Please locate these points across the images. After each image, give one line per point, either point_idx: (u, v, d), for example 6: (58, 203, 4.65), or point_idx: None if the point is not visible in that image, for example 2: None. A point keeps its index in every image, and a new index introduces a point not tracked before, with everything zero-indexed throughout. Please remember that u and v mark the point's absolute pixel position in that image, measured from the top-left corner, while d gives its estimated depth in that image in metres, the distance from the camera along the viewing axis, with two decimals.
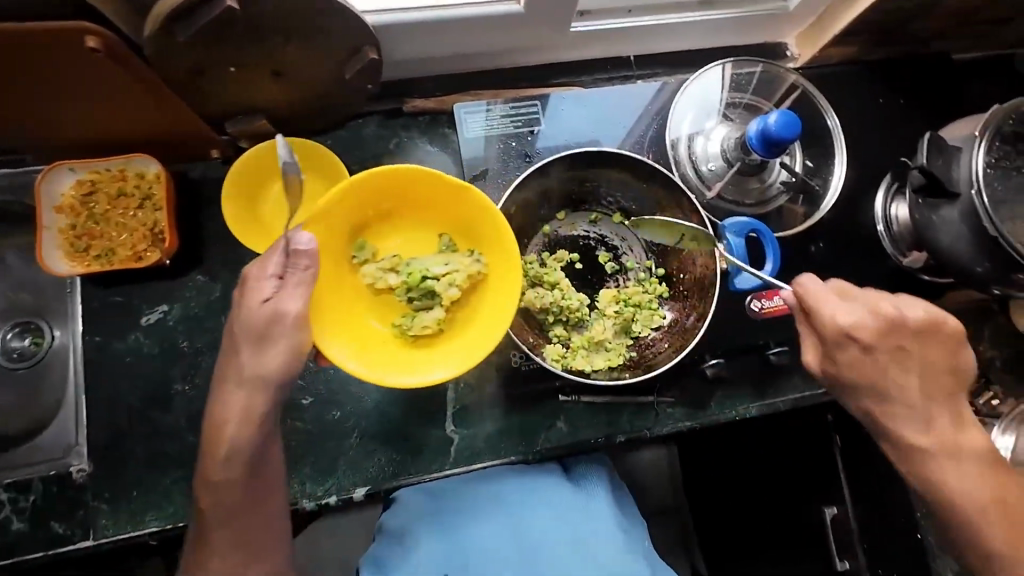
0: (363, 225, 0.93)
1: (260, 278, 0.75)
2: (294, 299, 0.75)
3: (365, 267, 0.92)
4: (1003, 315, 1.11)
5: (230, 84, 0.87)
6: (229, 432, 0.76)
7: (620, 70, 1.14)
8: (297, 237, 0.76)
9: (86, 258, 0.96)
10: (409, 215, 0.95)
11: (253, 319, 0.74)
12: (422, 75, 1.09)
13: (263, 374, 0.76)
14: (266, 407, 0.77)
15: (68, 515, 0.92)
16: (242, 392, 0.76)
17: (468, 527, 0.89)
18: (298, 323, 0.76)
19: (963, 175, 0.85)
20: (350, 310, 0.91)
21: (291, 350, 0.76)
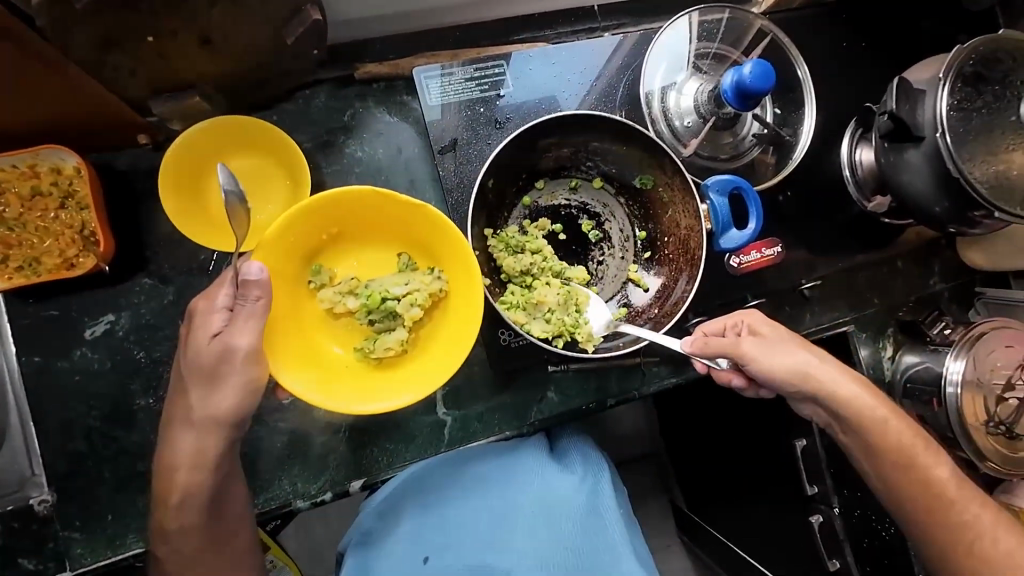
0: (317, 247, 0.88)
1: (209, 312, 0.71)
2: (243, 335, 0.71)
3: (322, 292, 0.88)
4: (952, 248, 1.18)
5: (150, 57, 0.75)
6: (179, 476, 0.74)
7: (585, 22, 1.07)
8: (245, 267, 0.71)
9: (6, 271, 0.84)
10: (365, 234, 0.91)
11: (201, 357, 0.71)
12: (371, 36, 0.98)
13: (214, 416, 0.73)
14: (220, 448, 0.75)
15: (37, 550, 0.85)
16: (194, 434, 0.74)
17: (449, 506, 0.95)
18: (249, 360, 0.72)
19: (927, 118, 0.87)
20: (309, 338, 0.87)
21: (242, 388, 0.73)
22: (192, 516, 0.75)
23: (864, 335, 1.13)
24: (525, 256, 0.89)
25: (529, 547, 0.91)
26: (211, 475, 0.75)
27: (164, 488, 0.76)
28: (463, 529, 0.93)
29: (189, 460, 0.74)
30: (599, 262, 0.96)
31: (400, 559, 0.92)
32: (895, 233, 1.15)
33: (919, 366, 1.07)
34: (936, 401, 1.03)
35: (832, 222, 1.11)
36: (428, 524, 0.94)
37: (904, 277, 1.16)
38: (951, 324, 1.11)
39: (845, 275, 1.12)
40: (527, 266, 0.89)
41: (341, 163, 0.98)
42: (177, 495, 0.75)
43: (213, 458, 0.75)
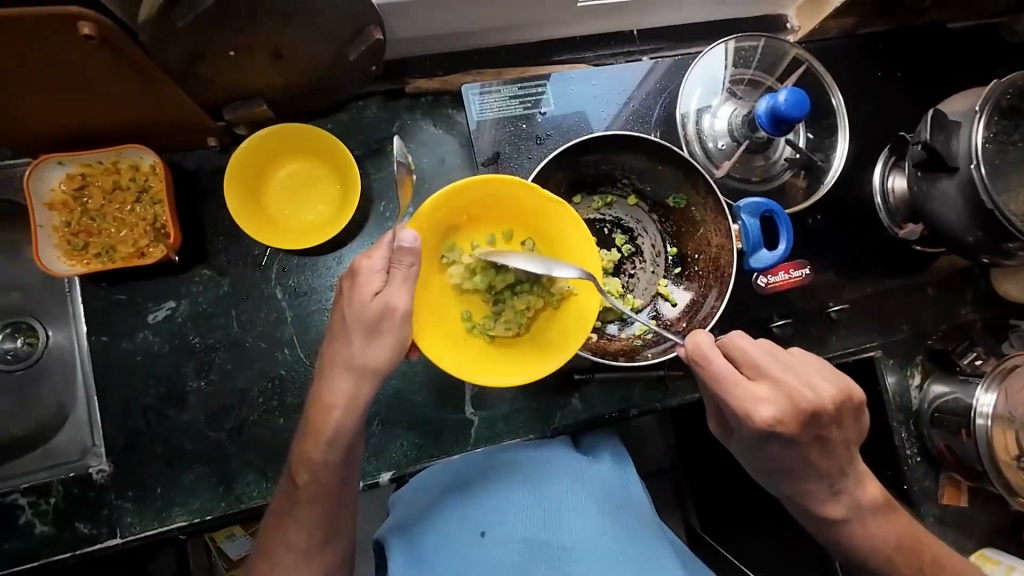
0: (453, 225, 0.90)
1: (371, 271, 0.75)
2: (402, 296, 0.75)
3: (452, 268, 0.90)
4: (986, 279, 1.17)
5: (227, 69, 0.82)
6: (334, 416, 0.76)
7: (624, 46, 1.12)
8: (401, 234, 0.74)
9: (85, 257, 0.92)
10: (496, 219, 0.93)
11: (364, 311, 0.74)
12: (422, 54, 1.05)
13: (367, 365, 0.76)
14: (370, 395, 0.78)
15: (93, 515, 0.91)
16: (351, 380, 0.76)
17: (485, 499, 0.89)
18: (405, 320, 0.75)
19: (962, 149, 0.88)
20: (435, 309, 0.89)
21: (397, 342, 0.76)
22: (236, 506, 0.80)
23: (892, 362, 1.13)
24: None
25: (586, 520, 0.86)
26: None
27: None
28: (513, 505, 0.88)
29: (346, 401, 0.76)
30: (630, 275, 0.99)
31: (450, 536, 0.86)
32: (926, 261, 1.15)
33: (948, 396, 1.07)
34: (966, 432, 1.02)
35: (861, 247, 1.12)
36: (476, 499, 0.89)
37: (934, 305, 1.15)
38: (981, 355, 1.09)
39: (874, 301, 1.13)
40: None
41: (388, 170, 1.04)
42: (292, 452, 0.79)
43: (365, 402, 0.77)
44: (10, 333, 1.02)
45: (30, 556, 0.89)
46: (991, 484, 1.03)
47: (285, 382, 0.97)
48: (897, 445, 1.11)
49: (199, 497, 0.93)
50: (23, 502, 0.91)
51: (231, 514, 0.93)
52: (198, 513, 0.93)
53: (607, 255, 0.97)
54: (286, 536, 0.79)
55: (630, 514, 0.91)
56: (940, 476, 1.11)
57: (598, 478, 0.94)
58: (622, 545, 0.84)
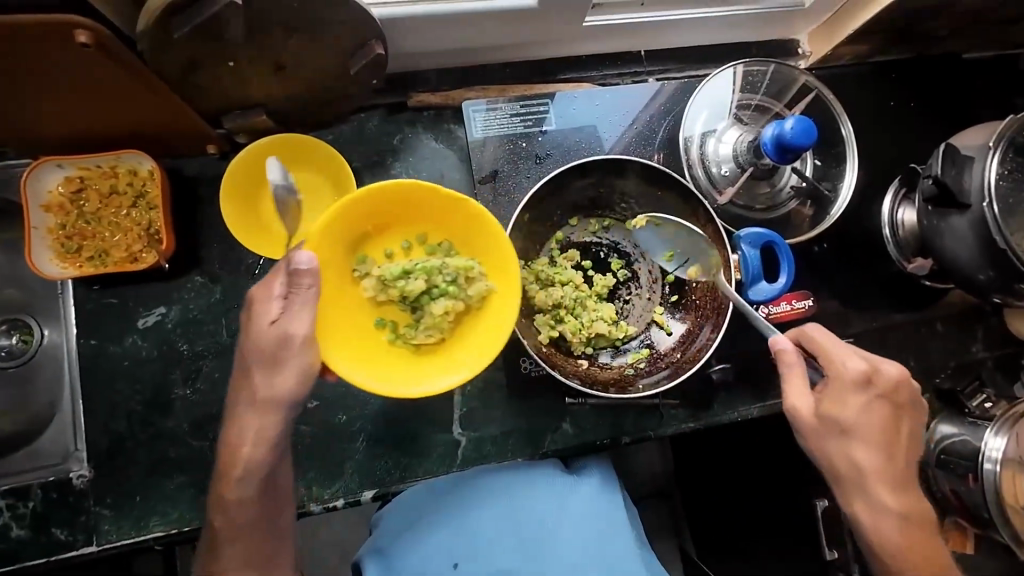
0: (361, 237, 0.90)
1: (269, 299, 0.74)
2: (302, 321, 0.73)
3: (366, 280, 0.89)
4: (998, 316, 1.13)
5: (227, 79, 0.82)
6: (243, 453, 0.76)
7: (630, 66, 1.10)
8: (296, 257, 0.72)
9: (78, 260, 0.92)
10: (408, 224, 0.92)
11: (263, 342, 0.73)
12: (426, 67, 1.04)
13: (275, 396, 0.75)
14: (280, 427, 0.77)
15: (71, 521, 0.90)
16: (257, 413, 0.75)
17: (469, 518, 0.92)
18: (306, 345, 0.74)
19: (975, 185, 0.85)
20: (352, 325, 0.88)
21: (302, 370, 0.75)
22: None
23: None
24: (556, 289, 0.91)
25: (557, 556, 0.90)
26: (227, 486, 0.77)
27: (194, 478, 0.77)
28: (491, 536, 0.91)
29: (253, 438, 0.76)
30: (624, 301, 0.97)
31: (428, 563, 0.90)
32: (936, 296, 1.12)
33: (955, 438, 1.03)
34: (973, 477, 0.98)
35: (868, 278, 1.09)
36: (456, 527, 0.92)
37: (942, 341, 1.12)
38: (992, 397, 1.06)
39: (880, 334, 1.09)
40: (560, 298, 0.91)
41: (386, 183, 1.03)
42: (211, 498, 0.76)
43: (275, 436, 0.76)
44: (6, 331, 1.02)
45: (6, 560, 0.88)
46: (998, 533, 0.99)
47: None
48: None
49: (178, 507, 0.91)
50: (2, 505, 0.90)
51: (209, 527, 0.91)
52: (175, 524, 0.91)
53: (602, 279, 0.95)
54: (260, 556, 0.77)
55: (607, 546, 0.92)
56: (945, 520, 1.06)
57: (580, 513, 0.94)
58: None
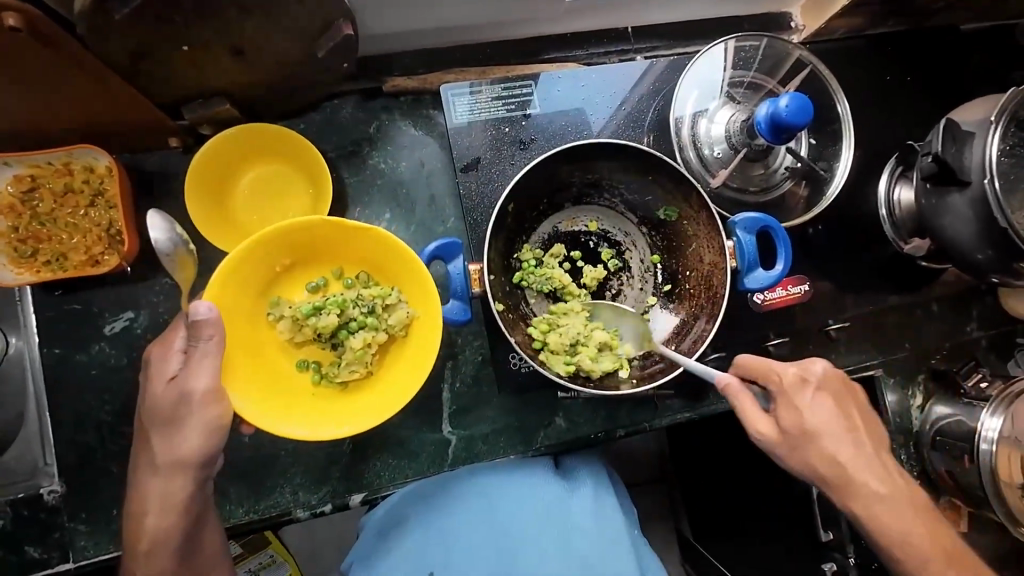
0: (271, 279, 0.87)
1: (166, 355, 0.71)
2: (200, 375, 0.70)
3: (281, 323, 0.86)
4: (992, 296, 1.12)
5: (181, 66, 0.76)
6: (149, 522, 0.72)
7: (617, 44, 1.05)
8: (195, 306, 0.69)
9: (33, 264, 0.86)
10: (321, 259, 0.89)
11: (159, 403, 0.70)
12: (401, 50, 0.98)
13: (179, 459, 0.71)
14: (187, 490, 0.72)
15: (44, 538, 0.86)
16: (159, 479, 0.71)
17: (452, 519, 0.89)
18: (207, 401, 0.70)
19: (975, 162, 0.82)
20: (273, 371, 0.86)
21: (205, 428, 0.70)
22: (166, 559, 0.73)
23: (892, 380, 1.07)
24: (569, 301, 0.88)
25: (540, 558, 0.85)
26: (185, 514, 0.73)
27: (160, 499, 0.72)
28: (469, 543, 0.86)
29: (161, 503, 0.72)
30: (616, 292, 0.94)
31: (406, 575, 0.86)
32: (932, 276, 1.09)
33: (950, 418, 1.02)
34: (968, 458, 0.97)
35: (864, 260, 1.07)
36: (434, 534, 0.88)
37: (938, 323, 1.10)
38: (987, 376, 1.04)
39: (876, 316, 1.07)
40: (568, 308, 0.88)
41: (364, 174, 0.98)
42: (147, 543, 0.73)
43: (182, 501, 0.72)
44: None
45: None
46: (992, 512, 0.98)
47: None
48: None
49: None
50: None
51: None
52: None
53: (593, 270, 0.91)
54: None
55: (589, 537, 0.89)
56: (940, 500, 1.06)
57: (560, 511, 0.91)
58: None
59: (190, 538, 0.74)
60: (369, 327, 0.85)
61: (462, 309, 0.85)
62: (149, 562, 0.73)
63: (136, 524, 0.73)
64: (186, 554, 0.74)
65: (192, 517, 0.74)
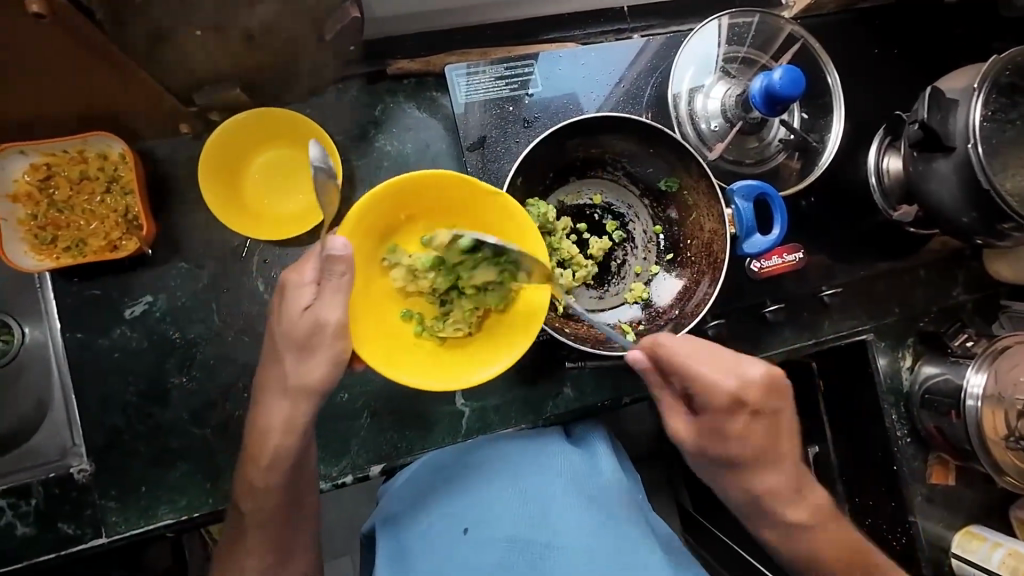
0: (393, 228, 0.86)
1: (300, 285, 0.74)
2: (334, 308, 0.73)
3: (395, 271, 0.86)
4: (978, 260, 1.17)
5: (194, 50, 0.77)
6: (271, 441, 0.77)
7: (614, 23, 1.08)
8: (331, 242, 0.71)
9: (54, 251, 0.88)
10: (437, 215, 0.87)
11: (295, 328, 0.73)
12: (404, 33, 1.00)
13: (305, 385, 0.76)
14: (308, 415, 0.78)
15: (76, 515, 0.89)
16: (287, 401, 0.77)
17: (475, 485, 0.88)
18: (337, 334, 0.74)
19: (960, 128, 0.86)
20: (381, 318, 0.85)
21: (332, 359, 0.75)
22: (269, 480, 0.78)
23: (883, 344, 1.12)
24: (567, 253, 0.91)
25: (565, 516, 0.83)
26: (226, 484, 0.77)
27: (253, 448, 0.79)
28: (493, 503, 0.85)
29: (282, 425, 0.77)
30: (621, 262, 0.97)
31: (437, 537, 0.84)
32: (919, 243, 1.14)
33: (938, 377, 1.07)
34: (955, 413, 1.02)
35: (853, 230, 1.11)
36: (458, 497, 0.87)
37: (925, 287, 1.15)
38: (973, 336, 1.10)
39: (867, 282, 1.12)
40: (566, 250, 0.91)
41: (371, 157, 1.00)
42: (267, 459, 0.78)
43: (302, 424, 0.78)
44: None
45: (12, 558, 0.88)
46: (979, 464, 1.04)
47: None
48: (887, 427, 1.11)
49: (185, 494, 0.91)
50: (3, 504, 0.89)
51: (218, 511, 0.91)
52: (184, 510, 0.91)
53: (599, 242, 0.94)
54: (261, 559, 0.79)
55: (608, 502, 0.87)
56: (929, 455, 1.12)
57: (575, 472, 0.89)
58: (599, 542, 0.80)
59: (299, 459, 0.80)
60: (481, 290, 0.84)
61: None
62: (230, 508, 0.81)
63: (259, 442, 0.79)
64: (290, 475, 0.80)
65: (305, 443, 0.80)
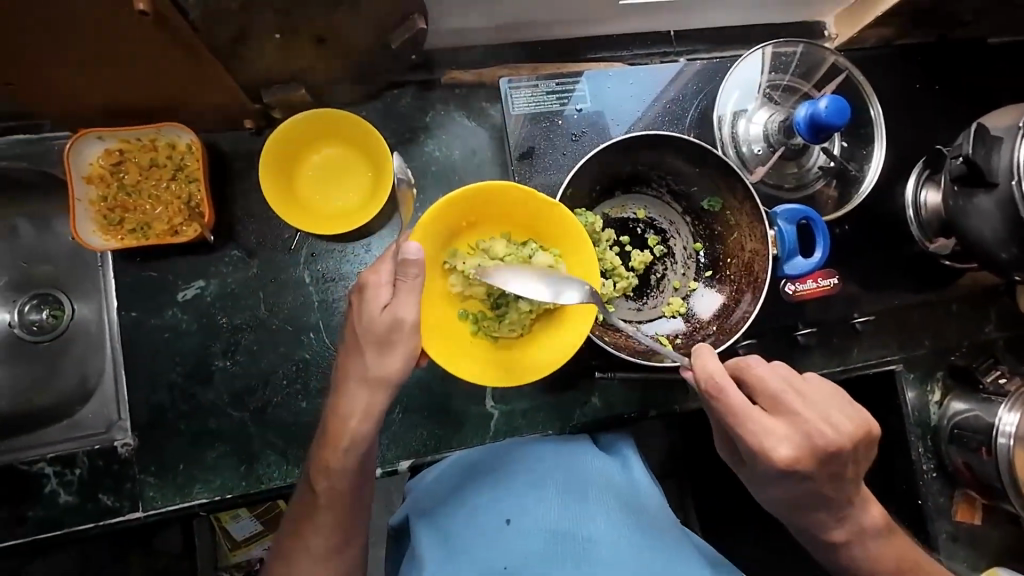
0: (452, 233, 0.89)
1: (377, 285, 0.76)
2: (411, 305, 0.74)
3: (454, 274, 0.88)
4: (1011, 298, 1.16)
5: (270, 52, 0.82)
6: (350, 427, 0.77)
7: (660, 46, 1.11)
8: (406, 246, 0.73)
9: (120, 232, 0.93)
10: (498, 222, 0.91)
11: (375, 324, 0.75)
12: (459, 45, 1.05)
13: (384, 377, 0.76)
14: (386, 406, 0.78)
15: (116, 488, 0.92)
16: (365, 393, 0.77)
17: (512, 483, 0.88)
18: (415, 329, 0.75)
19: (1003, 165, 0.87)
20: (439, 317, 0.87)
21: (411, 353, 0.76)
22: (346, 462, 0.78)
23: (912, 376, 1.12)
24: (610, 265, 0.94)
25: (603, 513, 0.84)
26: None
27: (333, 432, 0.78)
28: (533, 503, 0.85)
29: (362, 412, 0.77)
30: (660, 276, 0.99)
31: (475, 521, 0.84)
32: (953, 276, 1.14)
33: (968, 413, 1.06)
34: (986, 450, 1.01)
35: (886, 260, 1.12)
36: (494, 495, 0.87)
37: (957, 321, 1.15)
38: (1006, 373, 1.09)
39: (899, 313, 1.12)
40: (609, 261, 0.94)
41: (420, 160, 1.04)
42: (346, 442, 0.77)
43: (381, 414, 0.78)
44: (36, 305, 1.05)
45: (53, 525, 0.91)
46: (1009, 504, 1.02)
47: (309, 366, 0.98)
48: (914, 460, 1.10)
49: (220, 474, 0.94)
50: (48, 472, 0.92)
51: (251, 494, 0.94)
52: (218, 491, 0.94)
53: (641, 255, 0.97)
54: (295, 544, 0.80)
55: (644, 509, 0.87)
56: (956, 492, 1.10)
57: (611, 475, 0.91)
58: (637, 544, 0.81)
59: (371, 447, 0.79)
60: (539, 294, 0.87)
61: None
62: None
63: (338, 427, 0.77)
64: (363, 459, 0.79)
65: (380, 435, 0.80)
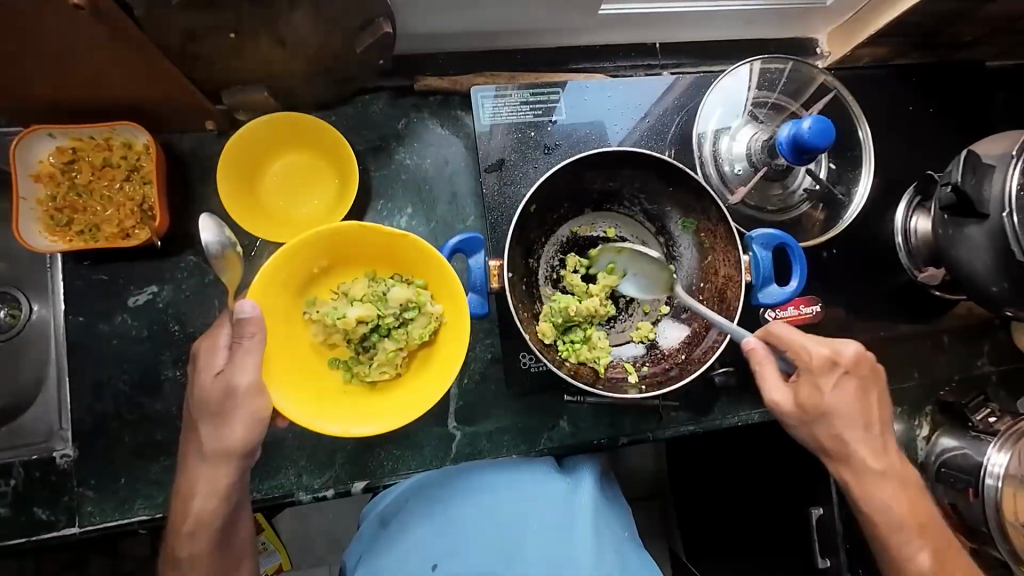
0: (308, 281, 0.88)
1: (212, 350, 0.74)
2: (245, 371, 0.73)
3: (315, 322, 0.87)
4: (1004, 331, 1.12)
5: (227, 52, 0.79)
6: (194, 504, 0.76)
7: (645, 59, 1.08)
8: (240, 305, 0.72)
9: (68, 233, 0.89)
10: (355, 263, 0.90)
11: (208, 394, 0.73)
12: (435, 51, 1.01)
13: (225, 448, 0.74)
14: (233, 476, 0.76)
15: (53, 502, 0.88)
16: (207, 465, 0.75)
17: (454, 512, 0.89)
18: (252, 394, 0.74)
19: (995, 194, 0.82)
20: (308, 370, 0.86)
21: (251, 420, 0.74)
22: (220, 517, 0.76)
23: (899, 409, 1.07)
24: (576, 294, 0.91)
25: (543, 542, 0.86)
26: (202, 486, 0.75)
27: (177, 516, 0.77)
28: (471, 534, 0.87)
29: (208, 484, 0.75)
30: (629, 298, 0.95)
31: (406, 562, 0.86)
32: (945, 307, 1.09)
33: (955, 451, 1.01)
34: (973, 491, 0.96)
35: (876, 288, 1.07)
36: (437, 525, 0.88)
37: (948, 354, 1.10)
38: (997, 411, 1.03)
39: (887, 343, 1.08)
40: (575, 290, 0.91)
41: (390, 168, 1.01)
42: (190, 523, 0.76)
43: (226, 486, 0.76)
44: None
45: None
46: (995, 549, 0.96)
47: None
48: None
49: (163, 491, 0.89)
50: None
51: None
52: (159, 508, 0.89)
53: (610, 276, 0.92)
54: None
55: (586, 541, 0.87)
56: None
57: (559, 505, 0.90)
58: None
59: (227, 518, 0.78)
60: (404, 329, 0.86)
61: (481, 302, 0.88)
62: (193, 515, 0.76)
63: (181, 506, 0.77)
64: (219, 531, 0.78)
65: (234, 504, 0.78)
